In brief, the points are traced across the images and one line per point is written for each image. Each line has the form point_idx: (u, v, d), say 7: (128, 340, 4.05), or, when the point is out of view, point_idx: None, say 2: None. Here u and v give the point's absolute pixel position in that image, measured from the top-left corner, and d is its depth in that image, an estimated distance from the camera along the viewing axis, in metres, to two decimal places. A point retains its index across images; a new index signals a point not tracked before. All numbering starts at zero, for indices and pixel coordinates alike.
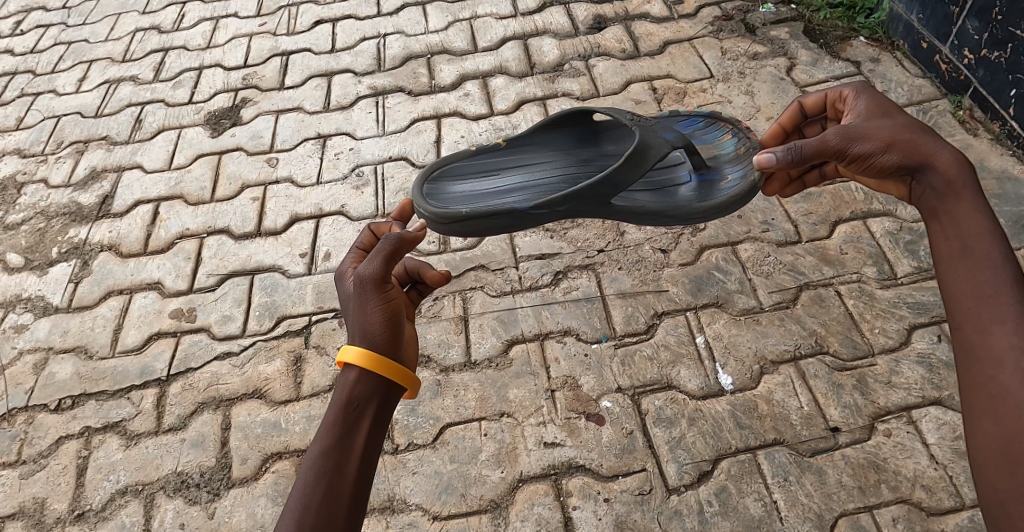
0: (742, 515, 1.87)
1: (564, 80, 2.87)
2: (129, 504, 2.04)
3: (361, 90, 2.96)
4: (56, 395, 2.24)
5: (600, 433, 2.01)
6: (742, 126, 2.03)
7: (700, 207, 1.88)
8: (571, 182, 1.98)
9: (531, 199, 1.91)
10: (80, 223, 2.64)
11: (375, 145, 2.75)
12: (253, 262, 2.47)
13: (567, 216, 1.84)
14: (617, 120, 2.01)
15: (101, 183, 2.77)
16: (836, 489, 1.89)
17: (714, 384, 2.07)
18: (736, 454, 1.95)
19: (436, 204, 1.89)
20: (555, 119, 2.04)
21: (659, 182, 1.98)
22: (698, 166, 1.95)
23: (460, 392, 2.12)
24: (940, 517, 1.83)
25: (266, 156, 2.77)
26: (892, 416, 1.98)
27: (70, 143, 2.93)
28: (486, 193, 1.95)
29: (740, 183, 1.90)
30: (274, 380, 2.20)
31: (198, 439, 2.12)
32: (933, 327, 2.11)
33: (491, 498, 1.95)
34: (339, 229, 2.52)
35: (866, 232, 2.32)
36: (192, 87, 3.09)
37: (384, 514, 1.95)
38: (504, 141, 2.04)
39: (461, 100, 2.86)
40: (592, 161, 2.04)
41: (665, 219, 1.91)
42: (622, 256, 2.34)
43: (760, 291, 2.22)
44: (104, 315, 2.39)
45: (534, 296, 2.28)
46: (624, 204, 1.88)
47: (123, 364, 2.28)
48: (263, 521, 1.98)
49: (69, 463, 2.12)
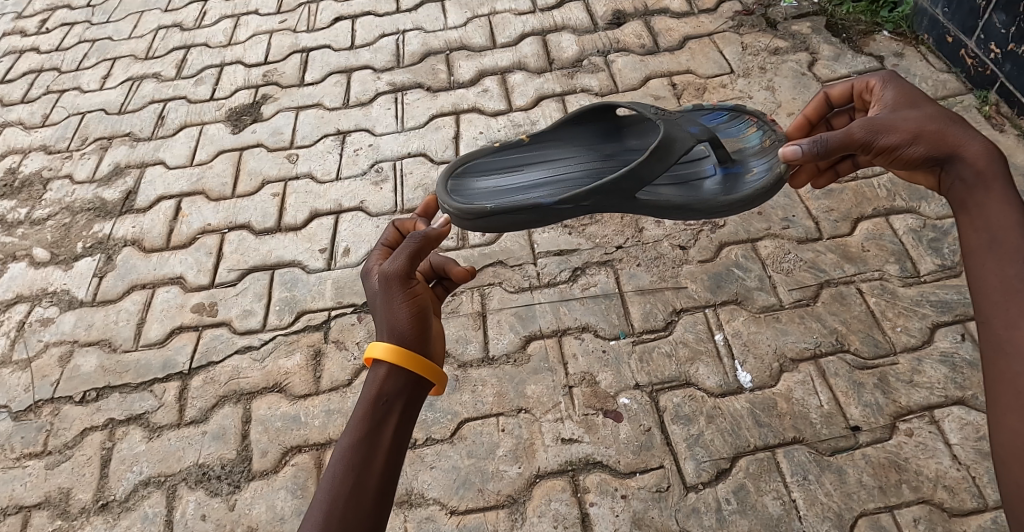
0: (761, 513, 1.86)
1: (584, 76, 2.87)
2: (152, 495, 2.06)
3: (380, 86, 2.97)
4: (81, 387, 2.27)
5: (618, 430, 2.01)
6: (767, 119, 2.02)
7: (726, 200, 1.86)
8: (594, 176, 1.98)
9: (555, 195, 1.91)
10: (105, 218, 2.68)
11: (395, 141, 2.76)
12: (273, 257, 2.49)
13: (591, 211, 1.83)
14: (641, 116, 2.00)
15: (125, 178, 2.81)
16: (857, 489, 1.87)
17: (734, 381, 2.06)
18: (755, 452, 1.94)
19: (461, 200, 1.89)
20: (577, 117, 2.05)
21: (684, 176, 1.97)
22: (723, 159, 1.94)
23: (479, 388, 2.13)
24: (963, 518, 1.81)
25: (287, 152, 2.79)
26: (914, 415, 1.96)
27: (94, 140, 2.97)
28: (509, 190, 1.95)
29: (766, 176, 1.88)
30: (294, 374, 2.22)
31: (219, 432, 2.14)
32: (956, 326, 2.09)
33: (509, 494, 1.95)
34: (358, 225, 2.53)
35: (889, 229, 2.29)
36: (214, 84, 3.12)
37: (403, 508, 1.96)
38: (527, 138, 2.05)
39: (480, 96, 2.86)
40: (616, 155, 2.03)
41: (691, 212, 1.89)
42: (641, 252, 2.33)
43: (780, 289, 2.21)
44: (128, 309, 2.43)
45: (553, 292, 2.28)
46: (649, 198, 1.87)
47: (146, 357, 2.31)
48: (283, 514, 2.00)
49: (94, 454, 2.15)
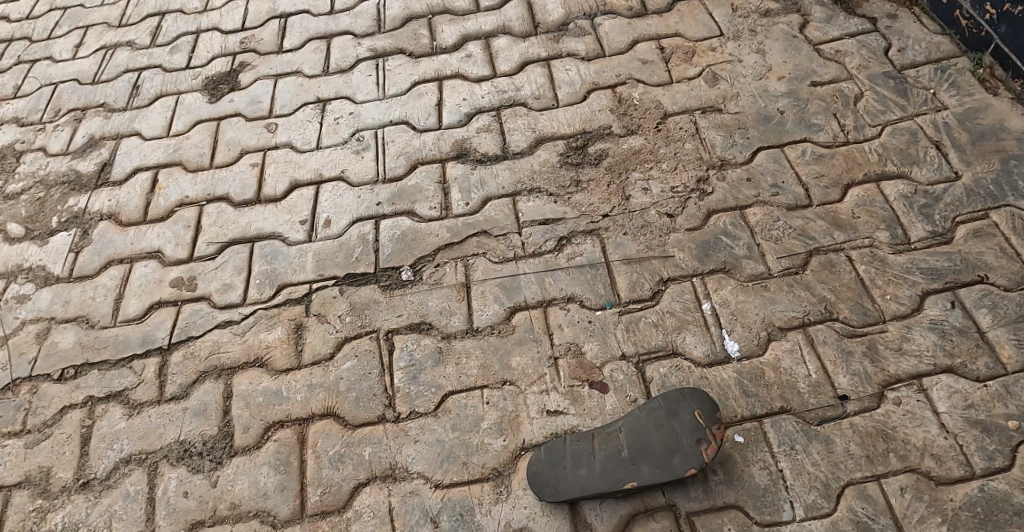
0: (748, 484, 1.85)
1: (569, 40, 2.79)
2: (133, 472, 2.03)
3: (361, 52, 2.89)
4: (59, 365, 2.23)
5: (604, 402, 1.98)
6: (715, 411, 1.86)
7: (679, 450, 1.83)
8: (642, 451, 1.84)
9: (616, 452, 1.86)
10: (80, 191, 2.62)
11: (376, 109, 2.69)
12: (253, 229, 2.43)
13: (600, 477, 1.84)
14: (645, 445, 1.85)
15: (100, 150, 2.74)
16: (844, 458, 1.85)
17: (721, 351, 2.03)
18: (743, 422, 1.92)
19: (538, 458, 1.90)
20: (603, 490, 1.82)
21: (665, 423, 1.87)
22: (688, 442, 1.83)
23: (462, 360, 2.10)
24: (950, 487, 1.80)
25: (266, 122, 2.72)
26: (903, 384, 1.94)
27: (68, 111, 2.90)
28: (575, 456, 1.88)
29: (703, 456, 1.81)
30: (275, 348, 2.18)
31: (200, 408, 2.11)
32: (946, 293, 2.06)
33: (494, 467, 1.93)
34: (339, 195, 2.47)
35: (879, 195, 2.26)
36: (190, 52, 3.03)
37: (387, 482, 1.94)
38: (609, 424, 1.91)
39: (463, 62, 2.79)
40: (653, 441, 1.85)
41: (666, 450, 1.83)
42: (627, 221, 2.28)
43: (769, 257, 2.17)
44: (105, 285, 2.38)
45: (538, 262, 2.24)
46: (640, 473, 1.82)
47: (125, 333, 2.27)
48: (265, 489, 1.97)
49: (74, 432, 2.11)
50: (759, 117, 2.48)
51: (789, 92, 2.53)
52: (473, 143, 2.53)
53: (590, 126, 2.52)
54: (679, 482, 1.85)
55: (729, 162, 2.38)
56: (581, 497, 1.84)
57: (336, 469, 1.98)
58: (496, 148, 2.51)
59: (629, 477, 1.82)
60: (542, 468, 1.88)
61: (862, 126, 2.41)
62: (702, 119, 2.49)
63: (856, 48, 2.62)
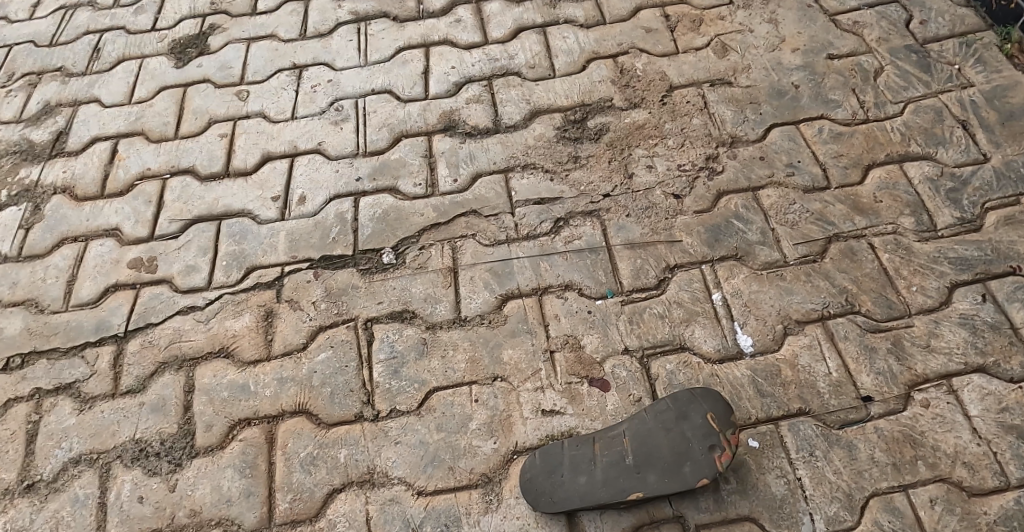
0: (763, 493, 1.68)
1: (567, 5, 2.58)
2: (83, 474, 1.84)
3: (341, 15, 2.67)
4: (4, 353, 2.02)
5: (605, 401, 1.80)
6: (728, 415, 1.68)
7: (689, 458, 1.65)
8: (648, 459, 1.67)
9: (619, 459, 1.68)
10: (32, 162, 2.40)
11: (357, 76, 2.48)
12: (221, 206, 2.22)
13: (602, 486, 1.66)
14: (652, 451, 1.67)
15: (56, 117, 2.51)
16: (868, 466, 1.69)
17: (733, 346, 1.85)
18: (758, 425, 1.75)
19: (534, 465, 1.72)
20: (605, 501, 1.65)
21: (673, 427, 1.68)
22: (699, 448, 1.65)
23: (449, 353, 1.91)
24: (983, 499, 1.64)
25: (237, 89, 2.50)
26: (932, 385, 1.77)
27: (22, 75, 2.66)
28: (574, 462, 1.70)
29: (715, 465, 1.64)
30: (243, 337, 1.98)
31: (158, 403, 1.91)
32: (977, 285, 1.90)
33: (483, 472, 1.75)
34: (315, 169, 2.27)
35: (903, 177, 2.08)
36: (156, 13, 2.79)
37: (364, 488, 1.76)
38: (611, 427, 1.73)
39: (452, 27, 2.57)
40: (660, 447, 1.67)
41: (674, 457, 1.66)
42: (630, 202, 2.09)
43: (785, 243, 1.99)
44: (57, 265, 2.16)
45: (533, 245, 2.05)
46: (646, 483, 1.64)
47: (77, 318, 2.06)
48: (229, 495, 1.78)
49: (19, 429, 1.91)
50: (772, 91, 2.29)
51: (805, 65, 2.34)
52: (462, 115, 2.33)
53: (590, 98, 2.32)
54: (688, 491, 1.68)
55: (740, 139, 2.19)
56: (580, 508, 1.66)
57: (308, 473, 1.79)
58: (488, 121, 2.31)
59: (634, 487, 1.64)
60: (537, 475, 1.70)
61: (883, 102, 2.23)
62: (711, 92, 2.30)
63: (876, 19, 2.43)
